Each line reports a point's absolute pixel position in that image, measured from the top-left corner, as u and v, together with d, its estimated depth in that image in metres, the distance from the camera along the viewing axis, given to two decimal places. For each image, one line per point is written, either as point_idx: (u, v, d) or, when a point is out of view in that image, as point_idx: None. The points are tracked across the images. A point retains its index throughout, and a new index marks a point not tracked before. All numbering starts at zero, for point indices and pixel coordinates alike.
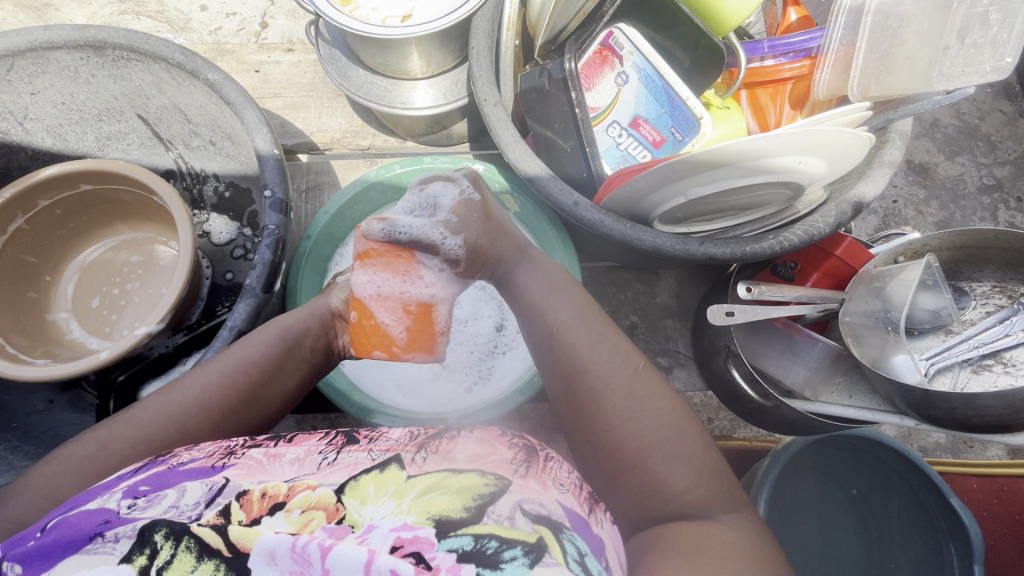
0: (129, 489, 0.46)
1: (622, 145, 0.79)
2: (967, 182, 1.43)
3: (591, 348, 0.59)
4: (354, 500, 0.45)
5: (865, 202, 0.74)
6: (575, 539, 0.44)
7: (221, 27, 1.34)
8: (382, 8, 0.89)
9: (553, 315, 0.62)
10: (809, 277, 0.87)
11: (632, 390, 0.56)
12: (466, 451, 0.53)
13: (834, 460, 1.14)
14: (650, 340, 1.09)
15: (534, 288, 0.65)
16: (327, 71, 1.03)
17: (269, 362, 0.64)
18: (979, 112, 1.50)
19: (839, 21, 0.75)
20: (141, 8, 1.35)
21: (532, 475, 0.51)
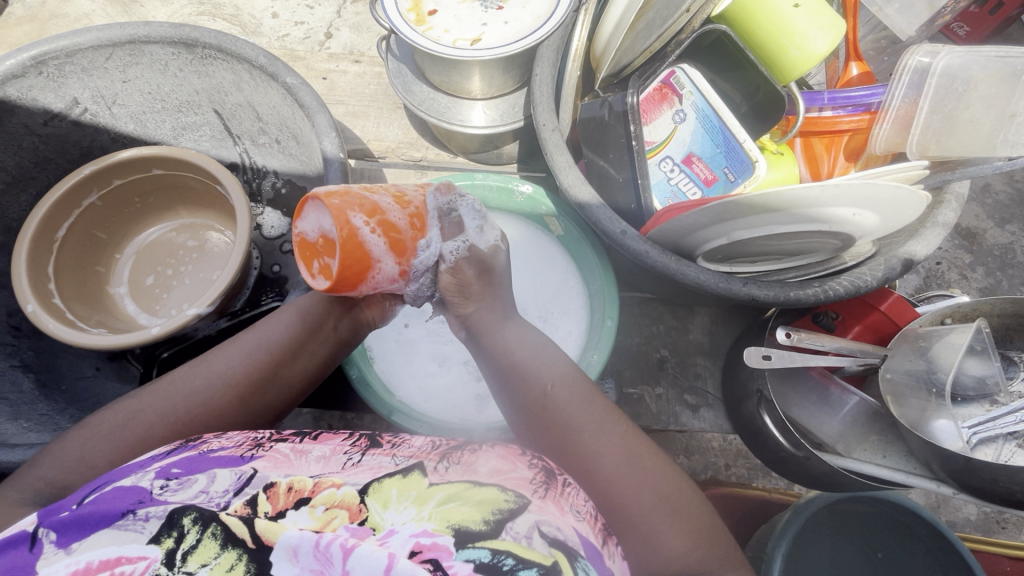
0: (161, 470, 0.48)
1: (673, 180, 0.81)
2: (1017, 252, 1.39)
3: (583, 413, 0.60)
4: (377, 502, 0.46)
5: (917, 261, 0.73)
6: (589, 571, 0.44)
7: (289, 34, 1.42)
8: (454, 30, 0.93)
9: (545, 377, 0.62)
10: (850, 329, 0.86)
11: (628, 452, 0.57)
12: (488, 466, 0.52)
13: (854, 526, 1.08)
14: (678, 376, 1.08)
15: (521, 351, 0.65)
16: (392, 84, 1.08)
17: (288, 341, 0.66)
18: None
19: (902, 80, 0.75)
20: (218, 11, 1.44)
21: (551, 498, 0.50)
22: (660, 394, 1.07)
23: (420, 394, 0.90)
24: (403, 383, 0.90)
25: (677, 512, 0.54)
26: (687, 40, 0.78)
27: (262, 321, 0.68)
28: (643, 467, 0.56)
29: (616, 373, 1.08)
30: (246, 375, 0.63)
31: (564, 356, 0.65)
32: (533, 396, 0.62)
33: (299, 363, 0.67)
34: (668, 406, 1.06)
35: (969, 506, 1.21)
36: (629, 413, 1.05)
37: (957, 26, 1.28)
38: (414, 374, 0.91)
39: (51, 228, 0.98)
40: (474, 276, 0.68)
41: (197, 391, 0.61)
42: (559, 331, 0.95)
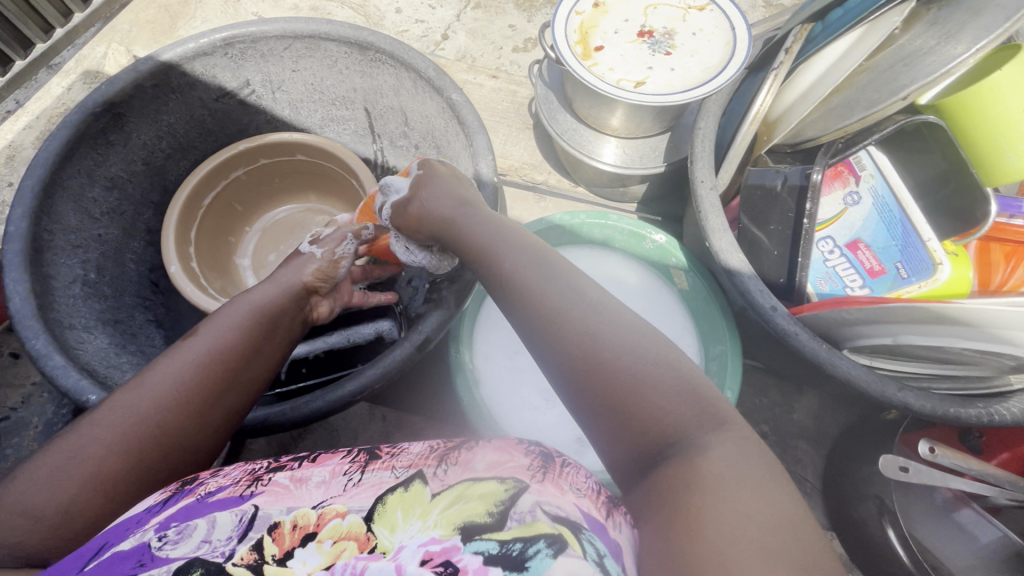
0: (161, 523, 0.46)
1: (830, 262, 0.77)
2: None
3: (593, 326, 0.49)
4: (384, 527, 0.44)
5: None
6: (595, 541, 0.42)
7: (408, 31, 1.48)
8: (618, 70, 0.93)
9: (550, 294, 0.52)
10: (995, 454, 0.78)
11: (646, 365, 0.46)
12: (486, 460, 0.51)
13: None
14: (777, 457, 1.02)
15: (526, 266, 0.55)
16: (539, 110, 1.10)
17: (246, 343, 0.62)
18: None
19: None
20: (348, 0, 1.53)
21: (549, 481, 0.49)
22: None
23: (521, 424, 0.89)
24: (506, 412, 0.89)
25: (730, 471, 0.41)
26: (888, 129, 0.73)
27: (207, 322, 0.63)
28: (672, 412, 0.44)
29: None
30: (201, 384, 0.58)
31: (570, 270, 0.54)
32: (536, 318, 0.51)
33: (260, 368, 0.63)
34: None
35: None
36: None
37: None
38: (516, 403, 0.90)
39: (200, 195, 1.04)
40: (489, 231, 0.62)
41: (149, 410, 0.56)
42: None
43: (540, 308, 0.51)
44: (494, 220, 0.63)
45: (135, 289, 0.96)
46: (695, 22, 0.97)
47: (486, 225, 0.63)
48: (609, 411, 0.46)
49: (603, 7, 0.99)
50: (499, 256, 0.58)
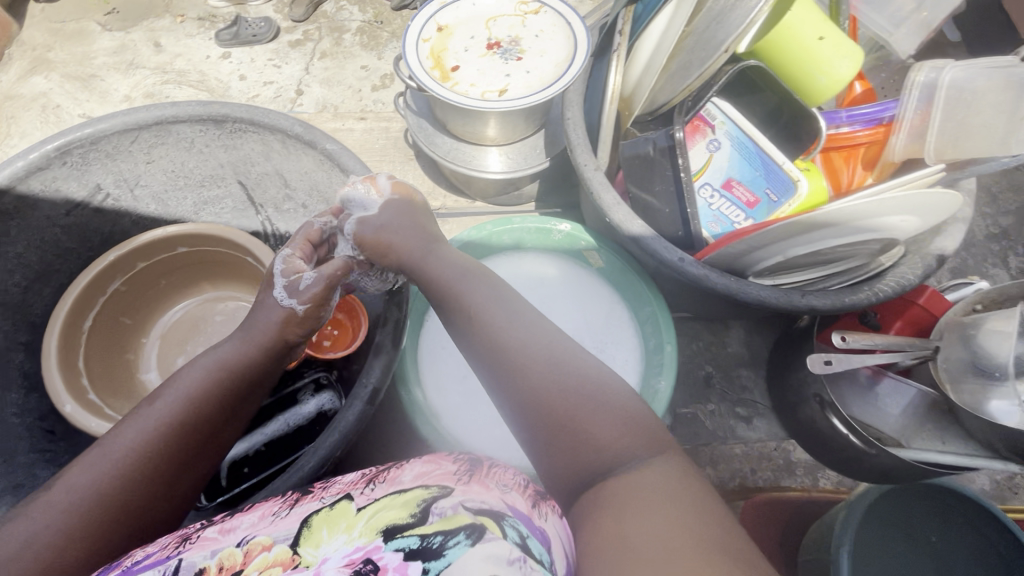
0: None
1: (714, 205, 0.85)
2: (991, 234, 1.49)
3: (555, 371, 0.54)
4: (310, 546, 0.44)
5: (946, 254, 0.82)
6: (517, 525, 0.45)
7: (259, 95, 1.44)
8: (479, 83, 0.97)
9: (516, 336, 0.57)
10: (891, 324, 0.91)
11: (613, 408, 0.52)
12: (413, 472, 0.52)
13: (918, 519, 0.95)
14: (726, 390, 1.10)
15: (499, 313, 0.60)
16: (416, 139, 1.11)
17: (216, 398, 0.62)
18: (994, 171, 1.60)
19: (913, 94, 0.82)
20: (183, 78, 1.47)
21: (474, 481, 0.50)
22: (713, 410, 1.09)
23: (490, 441, 0.88)
24: (474, 434, 0.88)
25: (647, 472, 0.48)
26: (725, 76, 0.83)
27: (177, 376, 0.62)
28: (601, 415, 0.51)
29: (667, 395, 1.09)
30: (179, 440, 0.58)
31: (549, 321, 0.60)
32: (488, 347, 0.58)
33: (227, 431, 0.63)
34: (722, 421, 1.08)
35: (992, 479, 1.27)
36: (687, 433, 1.06)
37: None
38: (480, 421, 0.90)
39: (77, 318, 0.94)
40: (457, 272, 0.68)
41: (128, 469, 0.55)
42: (614, 361, 0.96)
43: (490, 336, 0.58)
44: (484, 274, 0.67)
45: (28, 444, 0.84)
46: (535, 25, 1.03)
47: (453, 265, 0.69)
48: (543, 414, 0.52)
49: (447, 30, 1.03)
50: (466, 301, 0.63)
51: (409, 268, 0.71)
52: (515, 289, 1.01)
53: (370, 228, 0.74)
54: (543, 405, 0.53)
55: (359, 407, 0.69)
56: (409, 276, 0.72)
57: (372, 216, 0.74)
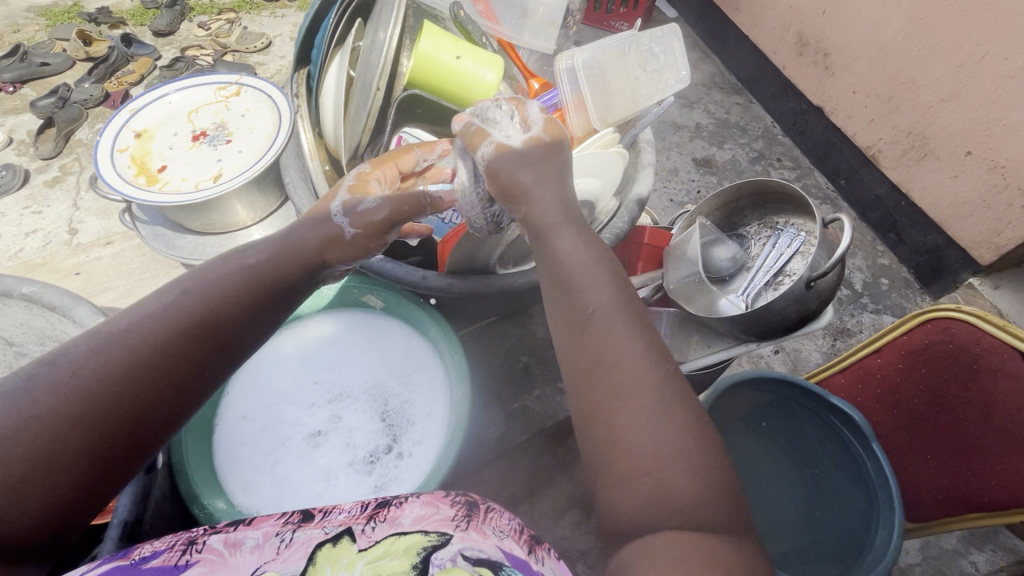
0: None
1: (445, 218, 0.97)
2: (739, 159, 2.09)
3: (626, 343, 0.58)
4: None
5: (645, 196, 0.97)
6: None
7: None
8: (191, 176, 0.96)
9: (595, 297, 0.61)
10: (636, 267, 1.05)
11: (659, 400, 0.55)
12: (412, 515, 0.53)
13: (780, 409, 1.17)
14: (546, 372, 1.17)
15: (574, 258, 0.64)
16: (155, 248, 1.05)
17: (188, 324, 0.57)
18: (724, 109, 2.25)
19: (564, 81, 0.95)
20: None
21: (472, 526, 0.53)
22: (540, 394, 1.14)
23: None
24: None
25: (680, 465, 0.53)
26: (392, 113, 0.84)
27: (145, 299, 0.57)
28: (658, 380, 0.56)
29: (495, 399, 1.13)
30: (155, 372, 0.54)
31: (618, 279, 0.63)
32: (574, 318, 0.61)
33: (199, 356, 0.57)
34: (550, 401, 1.14)
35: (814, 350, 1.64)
36: (523, 424, 1.11)
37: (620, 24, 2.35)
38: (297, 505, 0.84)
39: None
40: (532, 172, 0.70)
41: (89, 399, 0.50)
42: (422, 388, 0.98)
43: (557, 270, 0.64)
44: (540, 173, 0.70)
45: None
46: (239, 105, 1.05)
47: (557, 190, 0.69)
48: (595, 390, 0.57)
49: (146, 134, 0.99)
50: (557, 260, 0.64)
51: (534, 227, 0.68)
52: (308, 358, 0.99)
53: (511, 165, 0.70)
54: (587, 372, 0.58)
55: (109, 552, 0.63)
56: (529, 233, 0.69)
57: (520, 150, 0.71)
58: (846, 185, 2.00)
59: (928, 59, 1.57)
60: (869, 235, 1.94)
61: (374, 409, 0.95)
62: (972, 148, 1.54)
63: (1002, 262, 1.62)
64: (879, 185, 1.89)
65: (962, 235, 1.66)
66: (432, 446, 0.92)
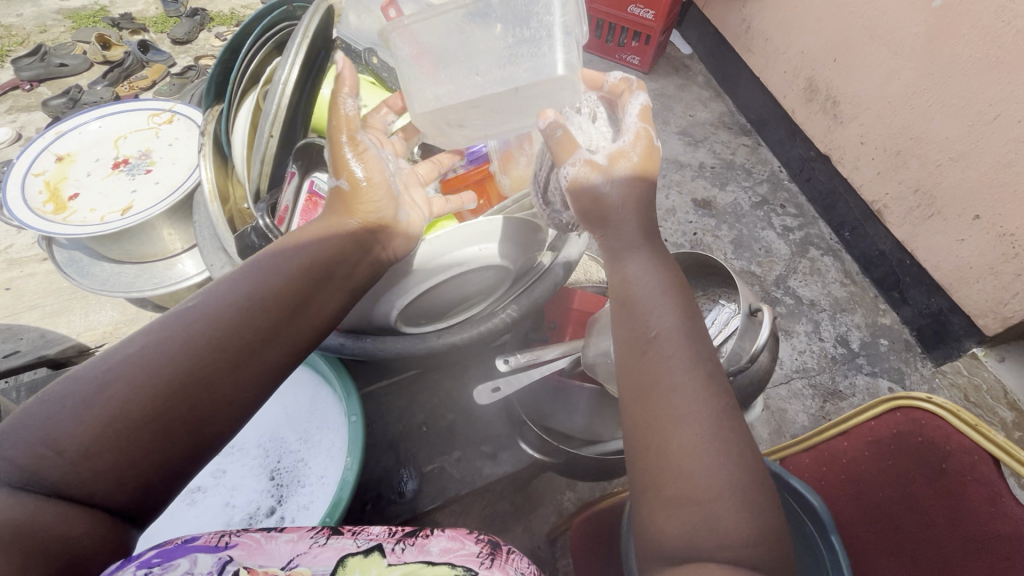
0: (139, 562, 0.45)
1: None
2: (742, 204, 1.86)
3: (681, 379, 0.53)
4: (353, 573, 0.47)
5: (574, 259, 0.91)
6: None
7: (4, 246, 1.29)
8: (101, 207, 0.93)
9: (657, 321, 0.58)
10: (565, 332, 0.97)
11: (713, 425, 0.51)
12: (439, 545, 0.51)
13: None
14: (471, 433, 1.10)
15: (643, 290, 0.61)
16: (67, 273, 1.01)
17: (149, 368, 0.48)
18: (730, 150, 2.02)
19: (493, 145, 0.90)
20: None
21: (496, 565, 0.50)
22: (459, 457, 1.07)
23: None
24: None
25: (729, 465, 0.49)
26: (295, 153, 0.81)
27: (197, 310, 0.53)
28: (704, 442, 0.49)
29: (412, 457, 1.06)
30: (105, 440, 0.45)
31: (675, 303, 0.59)
32: (638, 326, 0.58)
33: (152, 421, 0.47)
34: (469, 465, 1.06)
35: (801, 414, 1.42)
36: (436, 489, 1.03)
37: (632, 58, 2.22)
38: None
39: None
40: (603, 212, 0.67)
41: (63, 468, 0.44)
42: (319, 447, 0.92)
43: (631, 313, 0.60)
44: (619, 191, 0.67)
45: None
46: (168, 133, 1.02)
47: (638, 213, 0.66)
48: (643, 415, 0.53)
49: (68, 158, 0.97)
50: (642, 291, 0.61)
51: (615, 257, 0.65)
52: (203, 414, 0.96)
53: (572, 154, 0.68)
54: (644, 398, 0.54)
55: None
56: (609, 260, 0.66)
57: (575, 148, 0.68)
58: (851, 238, 1.77)
59: (935, 112, 1.40)
60: (869, 290, 1.70)
61: (261, 467, 0.91)
62: (980, 213, 1.35)
63: (1009, 333, 1.40)
64: (883, 241, 1.66)
65: (966, 303, 1.45)
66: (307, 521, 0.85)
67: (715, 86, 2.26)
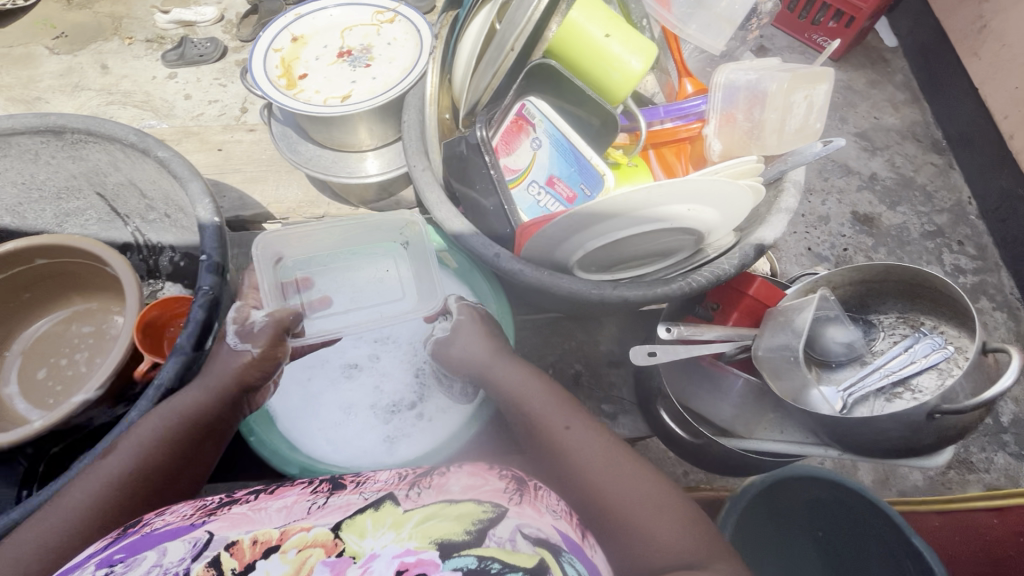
0: (104, 558, 0.49)
1: (542, 202, 0.87)
2: (909, 230, 1.59)
3: (577, 434, 0.68)
4: (353, 534, 0.50)
5: (767, 245, 0.81)
6: (574, 563, 0.49)
7: (202, 113, 1.52)
8: (324, 90, 0.99)
9: (505, 385, 0.76)
10: (729, 316, 0.92)
11: (614, 462, 0.64)
12: (461, 484, 0.56)
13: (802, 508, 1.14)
14: (594, 388, 1.10)
15: (475, 352, 0.80)
16: (278, 147, 1.12)
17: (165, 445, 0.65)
18: (913, 166, 1.70)
19: (717, 94, 0.85)
20: (128, 100, 1.53)
21: (527, 502, 0.54)
22: (579, 407, 1.09)
23: (324, 439, 0.90)
24: (309, 435, 0.90)
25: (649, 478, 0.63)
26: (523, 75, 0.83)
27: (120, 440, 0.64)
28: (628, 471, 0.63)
29: None
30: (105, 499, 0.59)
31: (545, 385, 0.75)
32: (539, 428, 0.70)
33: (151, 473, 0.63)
34: (587, 418, 1.07)
35: (916, 473, 1.28)
36: None
37: (824, 41, 1.84)
38: (312, 420, 0.92)
39: None
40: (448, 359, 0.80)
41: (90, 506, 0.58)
42: None
43: (485, 376, 0.78)
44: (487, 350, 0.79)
45: None
46: (389, 34, 1.06)
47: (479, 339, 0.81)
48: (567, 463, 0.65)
49: (302, 40, 1.05)
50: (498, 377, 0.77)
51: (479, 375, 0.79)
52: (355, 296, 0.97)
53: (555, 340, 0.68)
54: (553, 441, 0.68)
55: (145, 409, 0.68)
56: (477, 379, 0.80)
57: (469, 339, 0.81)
58: None
59: None
60: None
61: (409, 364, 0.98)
62: None
63: None
64: None
65: None
66: (445, 427, 0.92)
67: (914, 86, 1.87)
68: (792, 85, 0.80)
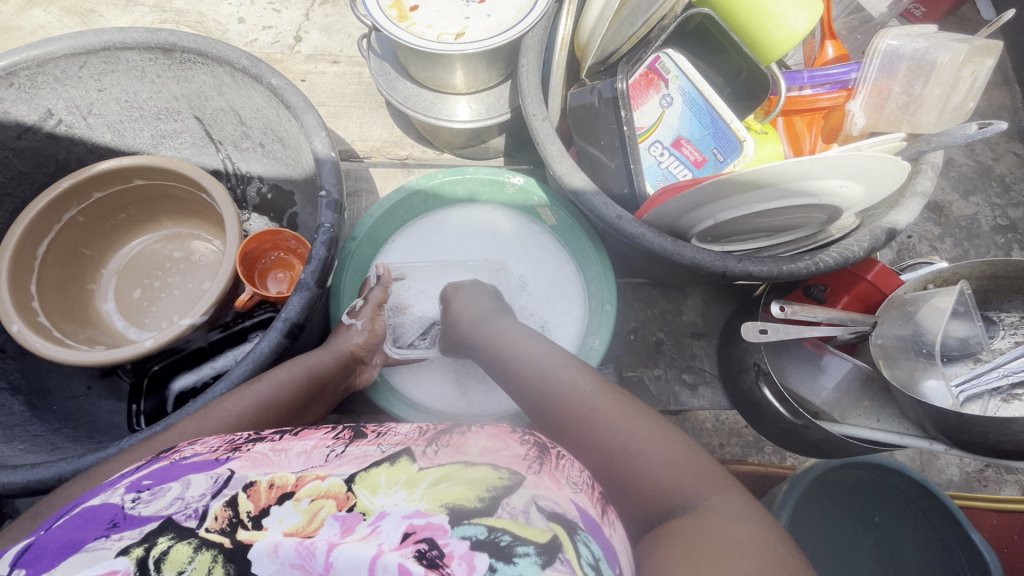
0: (132, 484, 0.46)
1: (663, 163, 0.83)
2: (981, 222, 1.45)
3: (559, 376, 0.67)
4: (365, 488, 0.44)
5: (898, 230, 0.77)
6: (589, 542, 0.42)
7: (257, 39, 1.39)
8: (437, 25, 0.93)
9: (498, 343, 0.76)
10: (839, 299, 0.89)
11: (607, 404, 0.62)
12: (479, 446, 0.51)
13: (864, 497, 1.10)
14: (675, 357, 1.10)
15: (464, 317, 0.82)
16: (376, 81, 1.08)
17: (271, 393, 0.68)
18: (992, 153, 1.53)
19: (874, 62, 0.79)
20: (180, 18, 1.41)
21: (545, 472, 0.49)
22: (659, 375, 1.08)
23: (413, 381, 0.92)
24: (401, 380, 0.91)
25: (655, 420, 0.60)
26: (672, 25, 0.80)
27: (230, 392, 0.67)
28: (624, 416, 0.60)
29: (615, 358, 1.09)
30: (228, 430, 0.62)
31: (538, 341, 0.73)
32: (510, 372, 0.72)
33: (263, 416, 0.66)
34: (667, 387, 1.07)
35: (952, 466, 1.26)
36: (630, 396, 1.07)
37: (914, 8, 1.43)
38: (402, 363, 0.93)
39: (30, 245, 0.94)
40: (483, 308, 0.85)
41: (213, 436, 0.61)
42: (560, 314, 0.97)
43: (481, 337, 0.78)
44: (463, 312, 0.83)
45: None
46: None
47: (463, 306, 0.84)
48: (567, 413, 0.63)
49: None
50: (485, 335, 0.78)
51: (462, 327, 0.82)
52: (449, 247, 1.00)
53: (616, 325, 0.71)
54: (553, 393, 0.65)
55: (275, 340, 0.72)
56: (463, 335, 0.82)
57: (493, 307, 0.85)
58: None
59: None
60: None
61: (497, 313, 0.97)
62: None
63: None
64: None
65: None
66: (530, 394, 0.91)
67: (1008, 65, 1.63)
68: (965, 58, 0.74)
